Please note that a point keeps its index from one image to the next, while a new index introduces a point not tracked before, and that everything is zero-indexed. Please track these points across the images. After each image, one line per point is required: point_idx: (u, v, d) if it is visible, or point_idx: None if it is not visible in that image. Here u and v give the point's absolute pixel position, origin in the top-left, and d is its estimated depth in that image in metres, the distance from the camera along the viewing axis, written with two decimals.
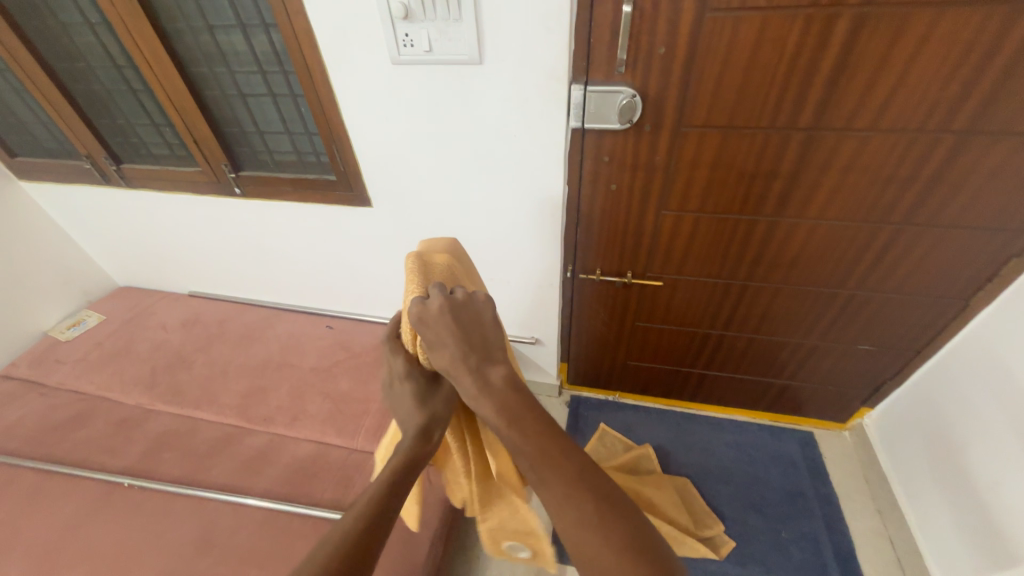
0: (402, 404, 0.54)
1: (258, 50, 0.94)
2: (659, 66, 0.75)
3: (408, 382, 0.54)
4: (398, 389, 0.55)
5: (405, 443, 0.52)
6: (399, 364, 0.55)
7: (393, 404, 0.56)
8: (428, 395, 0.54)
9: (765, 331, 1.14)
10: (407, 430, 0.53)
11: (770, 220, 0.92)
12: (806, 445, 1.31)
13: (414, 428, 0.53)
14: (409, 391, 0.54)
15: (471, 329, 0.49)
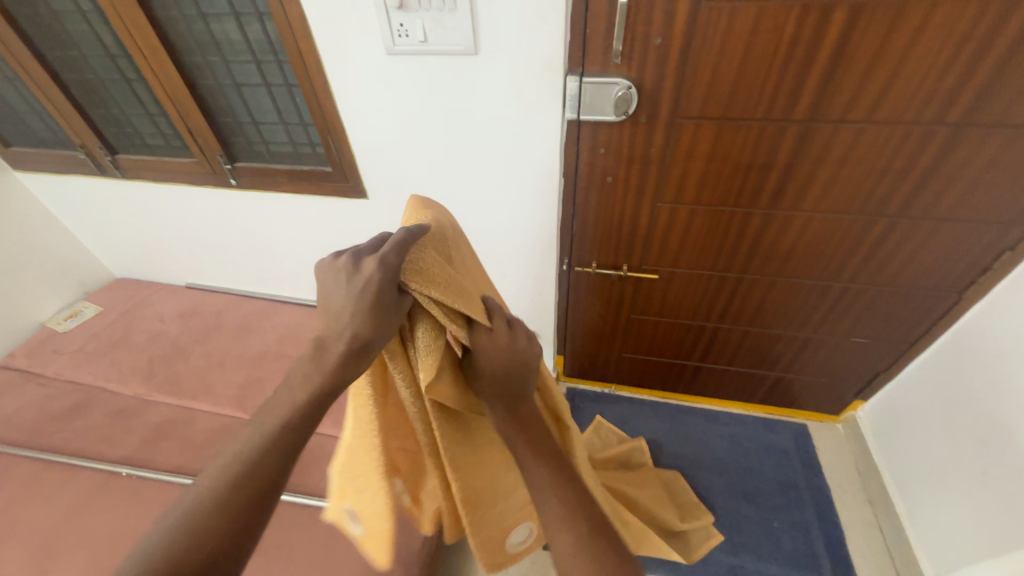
0: (345, 304, 0.43)
1: (252, 40, 0.94)
2: (655, 56, 0.74)
3: (371, 283, 0.42)
4: (349, 284, 0.43)
5: (329, 353, 0.44)
6: (374, 267, 0.42)
7: (328, 285, 0.45)
8: (388, 313, 0.43)
9: (759, 324, 1.14)
10: (335, 339, 0.44)
11: (765, 213, 0.92)
12: (799, 437, 1.33)
13: (345, 339, 0.43)
14: (361, 294, 0.42)
15: (520, 368, 0.51)
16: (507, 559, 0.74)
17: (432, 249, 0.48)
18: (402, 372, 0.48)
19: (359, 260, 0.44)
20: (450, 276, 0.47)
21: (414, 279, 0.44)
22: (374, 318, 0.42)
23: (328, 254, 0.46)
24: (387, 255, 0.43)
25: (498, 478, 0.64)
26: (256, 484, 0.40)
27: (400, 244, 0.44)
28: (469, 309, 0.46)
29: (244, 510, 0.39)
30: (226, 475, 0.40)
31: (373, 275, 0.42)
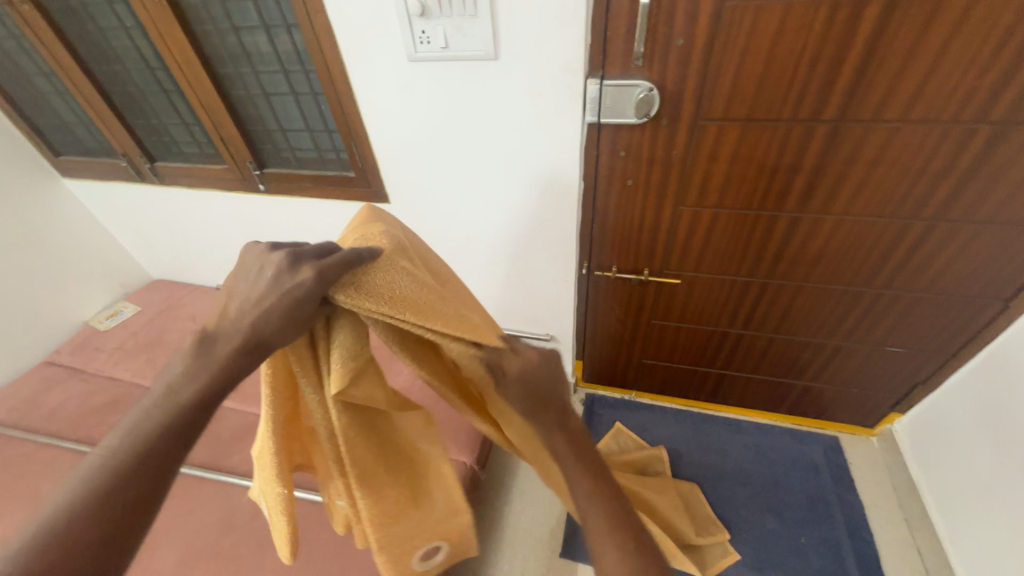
0: (258, 300, 0.44)
1: (281, 50, 0.97)
2: (677, 57, 0.73)
3: (295, 290, 0.44)
4: (273, 281, 0.45)
5: (216, 345, 0.43)
6: (308, 276, 0.44)
7: (248, 273, 0.46)
8: (301, 322, 0.44)
9: (786, 331, 1.11)
10: (225, 331, 0.43)
11: (792, 216, 0.89)
12: (830, 449, 1.27)
13: (238, 336, 0.43)
14: (281, 295, 0.44)
15: (552, 391, 0.50)
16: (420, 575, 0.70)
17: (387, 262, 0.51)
18: (306, 384, 0.49)
19: (297, 261, 0.46)
20: (405, 289, 0.49)
21: (357, 292, 0.46)
22: (287, 321, 0.43)
23: (264, 243, 0.48)
24: (325, 269, 0.45)
25: (420, 483, 0.63)
26: (152, 465, 0.38)
27: (343, 262, 0.47)
28: (426, 320, 0.48)
29: (139, 489, 0.38)
30: (118, 451, 0.38)
31: (303, 283, 0.44)
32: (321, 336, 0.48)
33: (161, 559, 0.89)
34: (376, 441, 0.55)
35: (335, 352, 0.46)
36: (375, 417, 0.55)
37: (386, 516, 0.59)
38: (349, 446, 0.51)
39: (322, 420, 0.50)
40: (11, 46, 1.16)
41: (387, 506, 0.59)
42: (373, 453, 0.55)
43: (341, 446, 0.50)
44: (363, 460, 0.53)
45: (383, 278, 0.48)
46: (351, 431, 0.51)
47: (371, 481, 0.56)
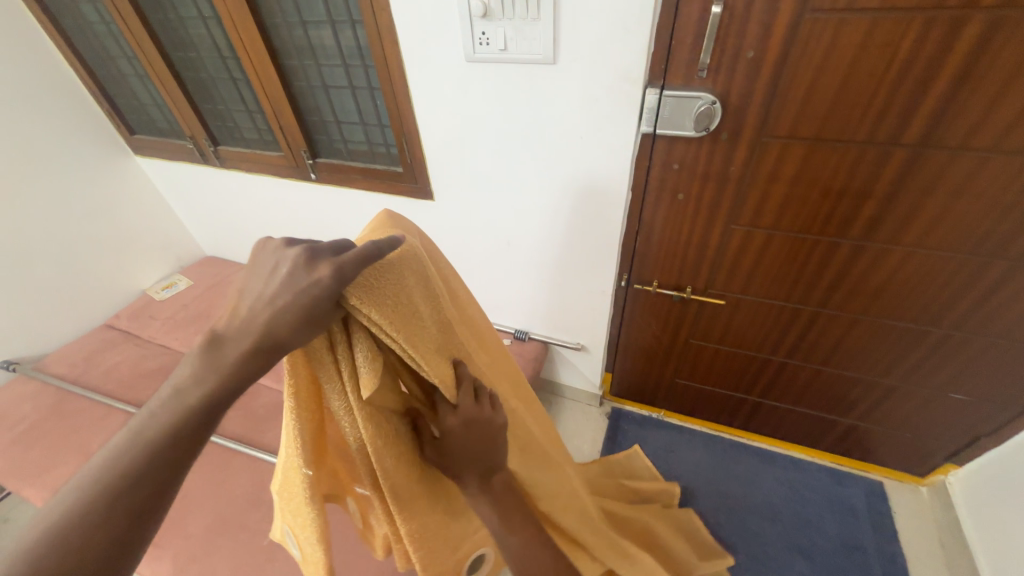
0: (271, 299, 0.37)
1: (343, 45, 0.99)
2: (746, 70, 0.70)
3: (313, 292, 0.37)
4: (287, 277, 0.38)
5: (225, 349, 0.36)
6: (327, 273, 0.37)
7: (262, 265, 0.40)
8: (316, 325, 0.38)
9: (834, 364, 1.04)
10: (235, 334, 0.37)
11: (854, 244, 0.84)
12: (872, 494, 1.19)
13: (249, 340, 0.36)
14: (297, 294, 0.37)
15: (487, 447, 0.50)
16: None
17: (406, 276, 0.45)
18: (332, 388, 0.42)
19: (315, 256, 0.39)
20: (416, 316, 0.44)
21: (377, 309, 0.40)
22: (303, 322, 0.37)
23: (284, 237, 0.41)
24: (343, 267, 0.38)
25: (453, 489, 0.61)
26: (148, 481, 0.34)
27: (363, 259, 0.39)
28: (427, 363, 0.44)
29: (135, 506, 0.34)
30: (120, 458, 0.34)
31: (320, 281, 0.37)
32: (339, 337, 0.41)
33: (193, 525, 0.93)
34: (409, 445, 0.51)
35: (356, 353, 0.41)
36: (404, 418, 0.50)
37: (428, 531, 0.55)
38: (384, 452, 0.46)
39: (351, 426, 0.45)
40: (100, 30, 1.25)
41: (428, 519, 0.55)
42: (409, 457, 0.50)
43: (375, 453, 0.45)
44: (399, 479, 0.49)
45: (398, 293, 0.43)
46: (385, 433, 0.46)
47: (410, 494, 0.51)
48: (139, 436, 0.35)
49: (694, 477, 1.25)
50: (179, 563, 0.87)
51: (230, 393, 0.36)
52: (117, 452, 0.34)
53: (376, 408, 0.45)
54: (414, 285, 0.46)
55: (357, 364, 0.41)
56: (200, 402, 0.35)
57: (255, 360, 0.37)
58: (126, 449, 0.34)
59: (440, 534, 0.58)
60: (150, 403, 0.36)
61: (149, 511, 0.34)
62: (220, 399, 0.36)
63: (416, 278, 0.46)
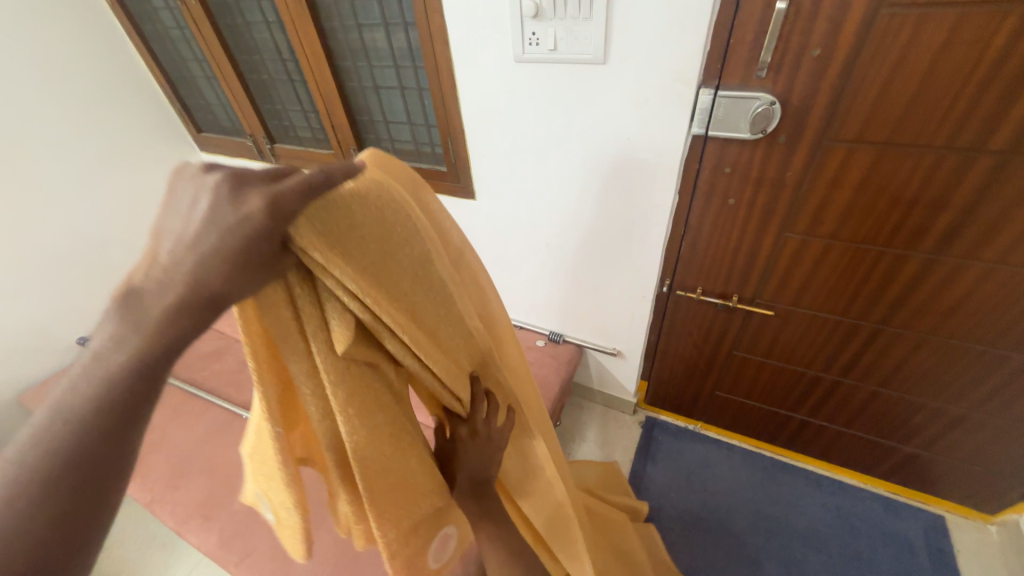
0: (195, 241, 0.28)
1: (395, 47, 1.02)
2: (810, 69, 0.66)
3: (240, 231, 0.28)
4: (208, 214, 0.29)
5: (151, 301, 0.28)
6: (259, 206, 0.29)
7: (176, 198, 0.30)
8: (256, 269, 0.29)
9: (896, 385, 0.96)
10: (155, 287, 0.28)
11: (925, 257, 0.77)
12: (932, 530, 1.09)
13: (177, 287, 0.28)
14: (223, 232, 0.28)
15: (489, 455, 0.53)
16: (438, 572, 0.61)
17: (372, 213, 0.36)
18: (292, 347, 0.36)
19: (243, 183, 0.30)
20: (382, 275, 0.37)
21: (348, 273, 0.33)
22: (236, 268, 0.28)
23: (196, 160, 0.30)
24: (280, 195, 0.29)
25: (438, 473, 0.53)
26: (83, 463, 0.27)
27: (307, 187, 0.31)
28: (415, 341, 0.39)
29: (69, 493, 0.27)
30: (84, 396, 0.27)
31: (250, 215, 0.28)
32: (300, 291, 0.34)
33: (239, 502, 0.98)
34: (385, 422, 0.44)
35: (329, 312, 0.35)
36: (383, 388, 0.43)
37: (404, 513, 0.49)
38: (355, 427, 0.40)
39: (314, 392, 0.39)
40: (175, 35, 1.36)
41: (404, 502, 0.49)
42: (384, 436, 0.44)
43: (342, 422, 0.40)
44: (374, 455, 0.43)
45: (355, 239, 0.34)
46: (358, 409, 0.40)
47: (383, 477, 0.45)
48: (105, 365, 0.28)
49: (731, 495, 1.20)
50: (226, 536, 0.92)
51: (161, 354, 0.28)
52: (42, 431, 0.27)
53: (347, 372, 0.38)
54: (385, 231, 0.37)
55: (329, 324, 0.35)
56: (131, 366, 0.28)
57: (186, 313, 0.28)
58: (49, 428, 0.27)
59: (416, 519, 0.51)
60: (69, 373, 0.28)
61: (93, 502, 0.28)
62: (155, 359, 0.28)
63: (385, 216, 0.37)
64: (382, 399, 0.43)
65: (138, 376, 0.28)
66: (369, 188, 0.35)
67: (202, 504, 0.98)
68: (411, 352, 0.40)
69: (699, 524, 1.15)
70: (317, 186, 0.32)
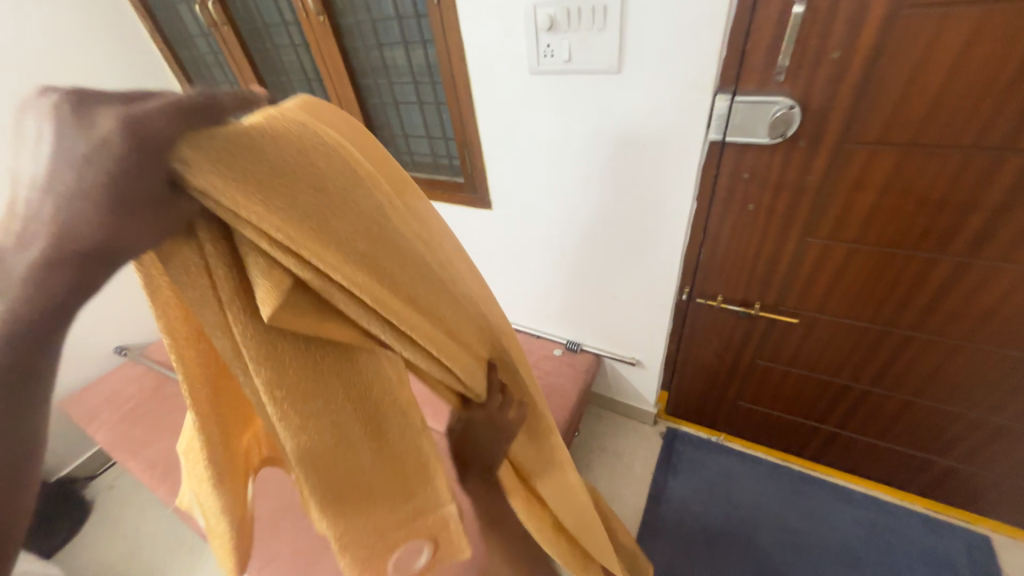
0: (47, 185, 0.23)
1: (414, 63, 1.05)
2: (830, 72, 0.65)
3: (108, 171, 0.23)
4: (51, 146, 0.23)
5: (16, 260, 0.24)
6: (113, 127, 0.23)
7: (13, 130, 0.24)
8: (139, 214, 0.25)
9: (932, 395, 0.92)
10: (13, 245, 0.24)
11: (959, 261, 0.74)
12: (976, 550, 1.03)
13: (50, 244, 0.24)
14: (82, 170, 0.23)
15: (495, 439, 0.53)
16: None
17: (288, 146, 0.30)
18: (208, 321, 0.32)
19: (90, 101, 0.24)
20: (309, 205, 0.31)
21: (258, 209, 0.28)
22: (119, 215, 0.24)
23: None
24: (141, 120, 0.24)
25: (401, 478, 0.48)
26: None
27: (185, 107, 0.26)
28: (366, 290, 0.33)
29: None
30: None
31: (108, 144, 0.23)
32: (213, 250, 0.29)
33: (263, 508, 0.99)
34: (332, 412, 0.39)
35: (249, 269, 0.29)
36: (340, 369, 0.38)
37: (352, 508, 0.46)
38: (284, 411, 0.36)
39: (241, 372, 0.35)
40: (209, 60, 1.43)
41: (356, 495, 0.46)
42: (333, 424, 0.40)
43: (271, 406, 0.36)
44: (318, 442, 0.39)
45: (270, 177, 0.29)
46: (294, 393, 0.36)
47: (325, 467, 0.41)
48: None
49: (757, 508, 1.16)
50: None
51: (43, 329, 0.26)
52: None
53: (281, 345, 0.34)
54: (300, 162, 0.31)
55: (253, 282, 0.30)
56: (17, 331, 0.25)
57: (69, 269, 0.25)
58: None
59: (369, 516, 0.48)
60: None
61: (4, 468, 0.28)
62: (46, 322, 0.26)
63: (307, 152, 0.31)
64: (337, 383, 0.39)
65: (10, 363, 0.26)
66: (284, 122, 0.31)
67: None
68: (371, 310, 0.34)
69: (723, 537, 1.12)
70: (199, 106, 0.27)
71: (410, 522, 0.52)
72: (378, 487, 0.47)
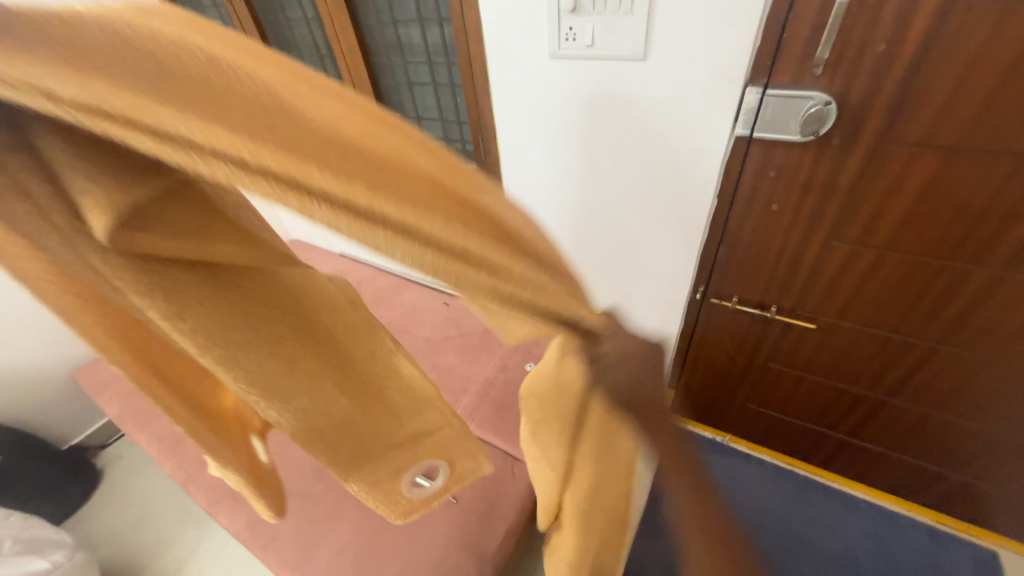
0: None
1: (431, 43, 1.02)
2: (872, 67, 0.60)
3: None
4: None
5: None
6: None
7: None
8: None
9: (951, 408, 0.89)
10: None
11: (994, 274, 0.71)
12: (984, 566, 1.01)
13: None
14: None
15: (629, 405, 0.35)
16: (423, 505, 0.49)
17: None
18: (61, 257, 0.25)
19: None
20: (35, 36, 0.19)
21: (135, 104, 0.18)
22: None
23: None
24: None
25: (381, 396, 0.39)
26: None
27: None
28: (340, 194, 0.20)
29: None
30: None
31: None
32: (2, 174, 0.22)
33: None
34: (268, 333, 0.31)
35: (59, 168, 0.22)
36: (258, 299, 0.30)
37: (348, 451, 0.39)
38: (205, 346, 0.29)
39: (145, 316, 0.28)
40: None
41: (345, 431, 0.38)
42: (289, 372, 0.33)
43: (191, 343, 0.28)
44: (267, 375, 0.32)
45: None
46: (229, 349, 0.29)
47: (293, 403, 0.34)
48: None
49: (760, 511, 1.15)
50: (253, 520, 0.95)
51: None
52: None
53: (162, 265, 0.26)
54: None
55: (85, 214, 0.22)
56: None
57: None
58: None
59: (373, 449, 0.41)
60: None
61: None
62: None
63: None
64: (257, 303, 0.30)
65: None
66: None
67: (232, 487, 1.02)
68: (359, 223, 0.21)
69: None
70: None
71: (416, 447, 0.44)
72: (362, 416, 0.39)
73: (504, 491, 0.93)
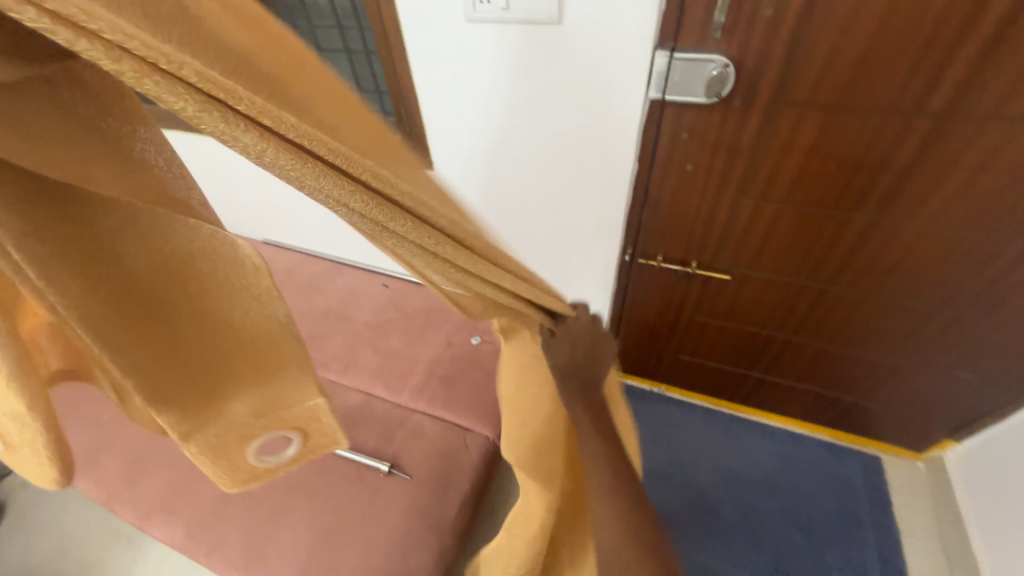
0: None
1: (339, 5, 0.96)
2: (763, 31, 0.65)
3: None
4: None
5: None
6: None
7: None
8: None
9: (841, 340, 1.02)
10: None
11: (868, 218, 0.81)
12: (870, 470, 1.20)
13: None
14: None
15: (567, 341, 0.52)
16: (262, 472, 0.49)
17: None
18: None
19: None
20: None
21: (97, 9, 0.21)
22: None
23: None
24: None
25: (244, 360, 0.43)
26: None
27: None
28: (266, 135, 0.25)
29: None
30: None
31: None
32: None
33: (204, 492, 0.94)
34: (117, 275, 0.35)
35: None
36: (111, 243, 0.34)
37: (203, 410, 0.42)
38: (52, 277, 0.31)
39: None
40: None
41: (199, 388, 0.41)
42: (144, 314, 0.37)
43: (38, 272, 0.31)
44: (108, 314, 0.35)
45: None
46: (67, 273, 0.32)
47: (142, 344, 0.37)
48: None
49: (693, 448, 1.27)
50: (193, 528, 0.89)
51: None
52: None
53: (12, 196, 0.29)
54: None
55: None
56: None
57: None
58: None
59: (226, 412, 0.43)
60: None
61: None
62: None
63: None
64: (109, 245, 0.34)
65: None
66: None
67: (164, 498, 0.95)
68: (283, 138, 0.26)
69: (665, 477, 1.22)
70: None
71: (269, 416, 0.46)
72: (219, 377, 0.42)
73: (458, 463, 0.95)
